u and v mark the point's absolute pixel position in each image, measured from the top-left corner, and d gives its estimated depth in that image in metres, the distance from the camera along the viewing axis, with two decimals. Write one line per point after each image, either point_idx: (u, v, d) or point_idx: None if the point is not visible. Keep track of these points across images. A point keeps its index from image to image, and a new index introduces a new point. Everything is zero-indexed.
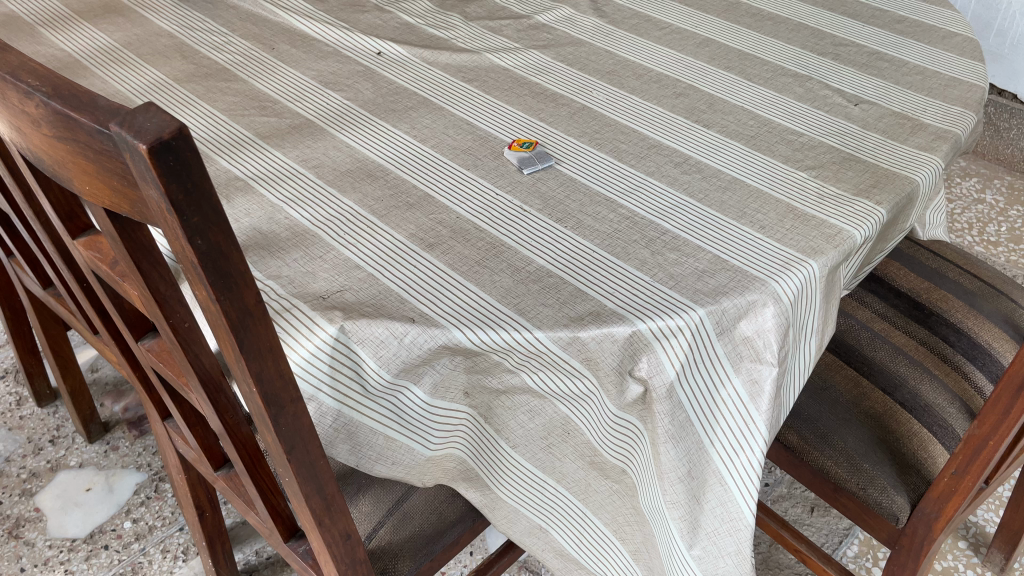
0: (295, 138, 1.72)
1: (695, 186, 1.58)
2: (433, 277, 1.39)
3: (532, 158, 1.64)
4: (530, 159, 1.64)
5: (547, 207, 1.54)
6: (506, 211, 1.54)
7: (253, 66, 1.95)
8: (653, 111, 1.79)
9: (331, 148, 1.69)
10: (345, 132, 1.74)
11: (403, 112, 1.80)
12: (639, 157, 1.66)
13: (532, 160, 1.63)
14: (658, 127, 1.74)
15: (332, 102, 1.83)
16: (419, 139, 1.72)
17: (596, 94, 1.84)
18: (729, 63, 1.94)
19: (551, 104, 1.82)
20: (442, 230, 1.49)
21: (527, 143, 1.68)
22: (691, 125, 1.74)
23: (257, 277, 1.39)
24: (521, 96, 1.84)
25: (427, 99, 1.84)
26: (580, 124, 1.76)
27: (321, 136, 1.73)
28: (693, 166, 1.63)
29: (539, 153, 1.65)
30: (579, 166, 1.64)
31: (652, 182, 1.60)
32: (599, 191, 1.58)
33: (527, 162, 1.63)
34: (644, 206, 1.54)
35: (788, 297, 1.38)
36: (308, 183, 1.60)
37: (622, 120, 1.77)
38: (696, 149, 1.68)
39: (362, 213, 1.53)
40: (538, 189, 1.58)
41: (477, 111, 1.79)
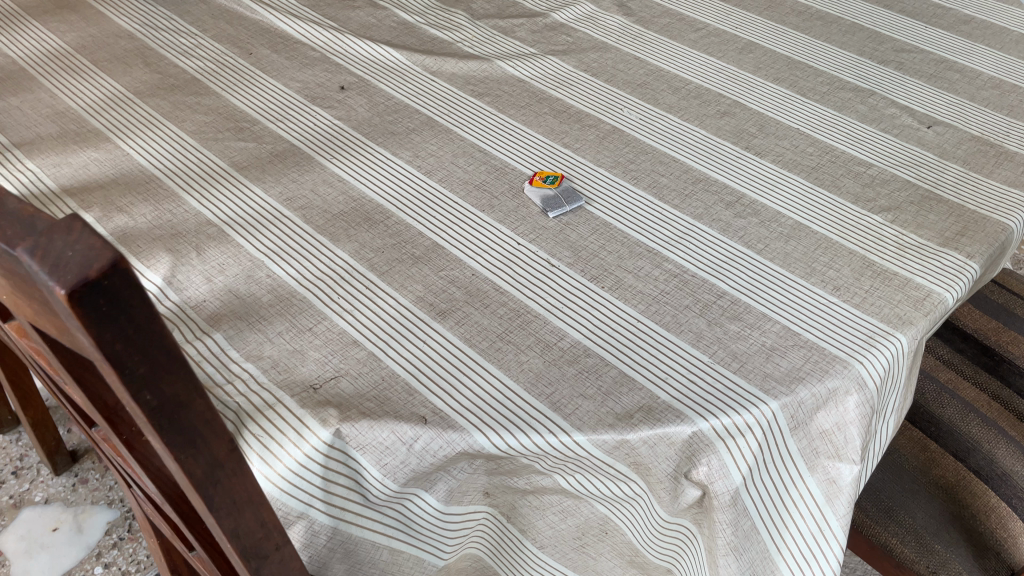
0: (278, 169, 1.47)
1: (751, 233, 1.35)
2: (447, 357, 1.16)
3: (558, 198, 1.39)
4: (553, 199, 1.39)
5: (579, 261, 1.30)
6: (530, 268, 1.30)
7: (228, 76, 1.69)
8: (695, 135, 1.54)
9: (321, 183, 1.44)
10: (337, 162, 1.49)
11: (404, 137, 1.54)
12: (683, 195, 1.42)
13: (558, 200, 1.39)
14: (703, 155, 1.50)
15: (320, 122, 1.57)
16: (424, 171, 1.47)
17: (627, 113, 1.59)
18: (777, 74, 1.69)
19: (576, 125, 1.56)
20: (456, 292, 1.25)
21: (552, 177, 1.43)
22: (741, 153, 1.50)
23: (234, 360, 1.15)
24: (540, 116, 1.59)
25: (432, 119, 1.58)
26: (611, 150, 1.51)
27: (308, 167, 1.48)
28: (746, 207, 1.39)
29: (567, 190, 1.41)
30: (614, 206, 1.39)
31: (701, 228, 1.35)
32: (639, 239, 1.34)
33: (550, 202, 1.38)
34: (694, 259, 1.30)
35: (874, 382, 1.15)
36: (294, 231, 1.35)
37: (659, 146, 1.52)
38: (749, 184, 1.43)
39: (360, 271, 1.28)
40: (566, 237, 1.34)
41: (491, 135, 1.54)
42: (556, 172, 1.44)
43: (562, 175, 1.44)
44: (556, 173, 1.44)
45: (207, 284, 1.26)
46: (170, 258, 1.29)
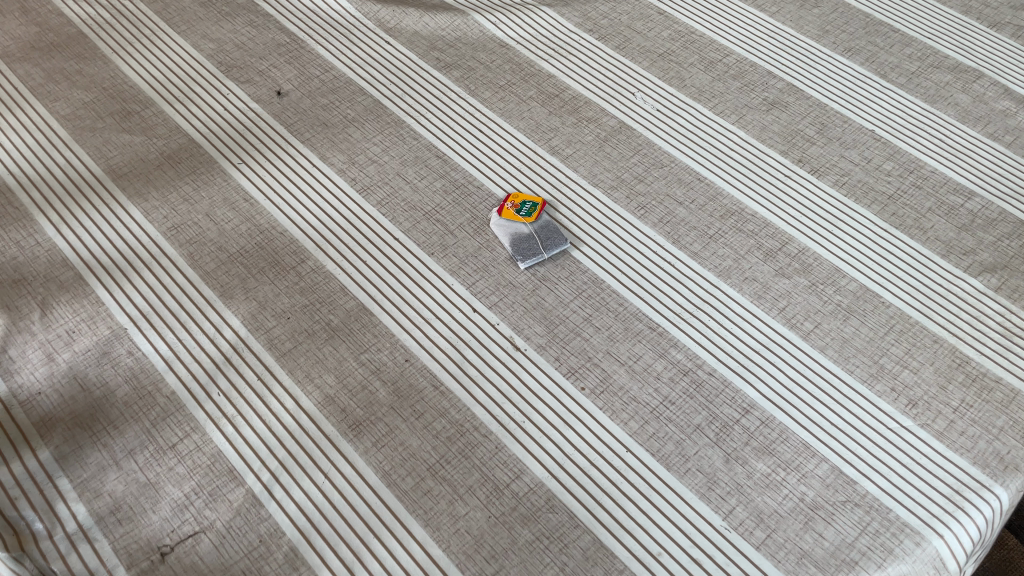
0: (169, 180, 1.11)
1: (796, 304, 0.97)
2: (354, 504, 0.83)
3: (533, 240, 1.02)
4: (528, 242, 1.02)
5: (553, 344, 0.95)
6: (486, 351, 0.94)
7: (123, 31, 1.30)
8: (731, 137, 1.14)
9: (221, 202, 1.08)
10: (246, 170, 1.12)
11: (339, 130, 1.16)
12: (705, 238, 1.03)
13: (532, 243, 1.02)
14: (738, 172, 1.10)
15: (232, 106, 1.19)
16: (359, 187, 1.10)
17: (639, 100, 1.18)
18: (849, 43, 1.25)
19: (570, 118, 1.17)
20: (380, 390, 0.91)
21: (530, 207, 1.06)
22: (791, 169, 1.10)
23: (62, 499, 0.83)
24: (523, 102, 1.19)
25: (379, 103, 1.19)
26: (613, 161, 1.11)
27: (207, 176, 1.11)
28: (792, 260, 1.01)
29: (546, 229, 1.04)
30: (609, 254, 1.02)
31: (729, 293, 0.98)
32: (640, 308, 0.97)
33: (522, 246, 1.02)
34: (714, 345, 0.94)
35: (958, 561, 0.81)
36: (176, 280, 1.01)
37: (680, 154, 1.12)
38: (799, 222, 1.05)
39: (253, 350, 0.95)
40: (540, 303, 0.98)
41: (455, 133, 1.16)
42: (536, 197, 1.07)
43: (544, 201, 1.07)
44: (536, 199, 1.07)
45: (46, 366, 0.93)
46: (3, 320, 0.96)
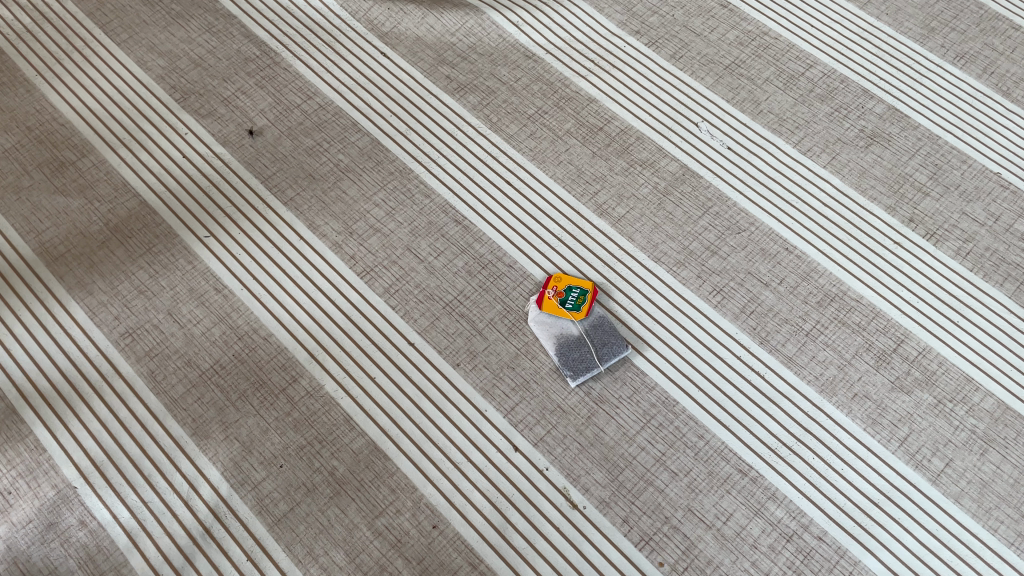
0: (118, 264, 0.88)
1: (920, 434, 0.78)
2: None
3: (584, 347, 0.81)
4: (578, 351, 0.81)
5: (618, 498, 0.75)
6: (534, 510, 0.75)
7: (46, 42, 1.02)
8: (823, 187, 0.91)
9: (187, 296, 0.86)
10: (216, 246, 0.89)
11: (329, 184, 0.92)
12: (800, 336, 0.82)
13: (583, 352, 0.81)
14: (836, 238, 0.88)
15: (193, 152, 0.95)
16: (360, 268, 0.87)
17: (705, 134, 0.95)
18: (960, 45, 1.00)
19: (620, 163, 0.93)
20: (404, 573, 0.72)
21: (578, 296, 0.83)
22: (900, 234, 0.88)
23: None
24: (558, 139, 0.95)
25: (378, 143, 0.95)
26: (678, 224, 0.89)
27: (166, 257, 0.88)
28: (910, 368, 0.81)
29: (598, 327, 0.82)
30: (681, 362, 0.81)
31: (836, 418, 0.78)
32: (725, 441, 0.77)
33: (571, 357, 0.80)
34: (821, 496, 0.75)
35: None
36: (136, 414, 0.80)
37: (761, 212, 0.90)
38: (916, 311, 0.84)
39: (240, 516, 0.75)
40: (598, 436, 0.78)
41: (477, 185, 0.92)
42: (584, 281, 0.84)
43: (594, 286, 0.84)
44: (584, 284, 0.84)
45: None
46: None
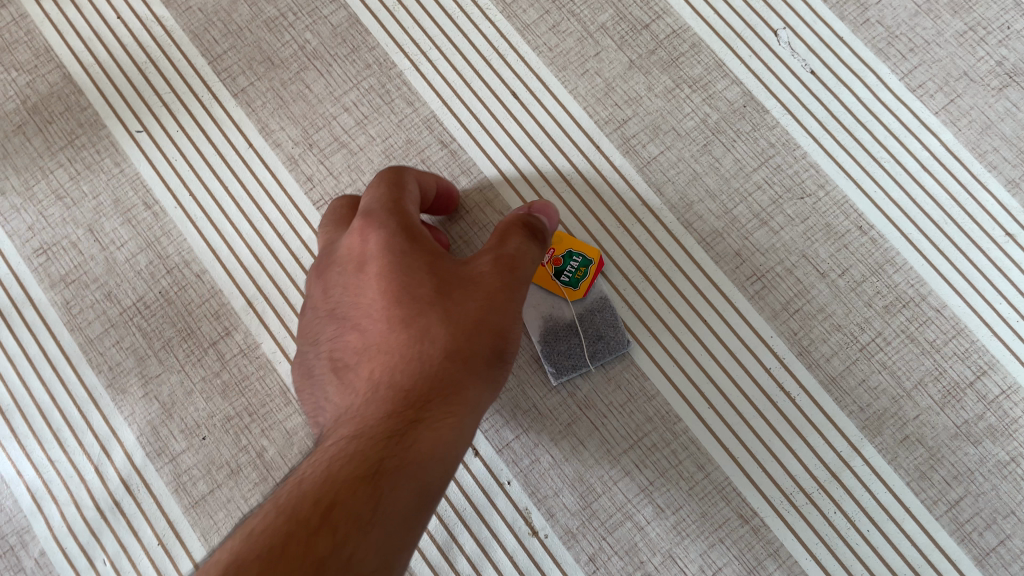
0: (36, 159, 0.73)
1: (978, 499, 0.62)
2: None
3: (572, 339, 0.65)
4: (565, 343, 0.65)
5: (588, 530, 0.63)
6: (486, 531, 0.63)
7: None
8: (929, 143, 0.68)
9: (111, 209, 0.71)
10: (149, 146, 0.73)
11: (290, 74, 0.73)
12: (852, 350, 0.65)
13: (571, 346, 0.65)
14: (930, 217, 0.67)
15: (129, 12, 0.76)
16: (317, 195, 0.71)
17: (785, 48, 0.71)
18: None
19: (663, 80, 0.71)
20: None
21: (578, 270, 0.66)
22: (1017, 222, 0.66)
23: None
24: (588, 38, 0.73)
25: (356, 20, 0.74)
26: (722, 178, 0.69)
27: (90, 155, 0.73)
28: (985, 412, 0.63)
29: (593, 315, 0.65)
30: (693, 367, 0.65)
31: (875, 466, 0.63)
32: (728, 477, 0.63)
33: (555, 353, 0.65)
34: (834, 561, 0.61)
35: None
36: (47, 354, 0.68)
37: (838, 170, 0.68)
38: (1013, 333, 0.64)
39: (154, 491, 0.65)
40: (575, 449, 0.64)
41: (474, 94, 0.72)
42: (589, 249, 0.66)
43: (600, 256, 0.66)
44: (589, 253, 0.66)
45: None
46: None
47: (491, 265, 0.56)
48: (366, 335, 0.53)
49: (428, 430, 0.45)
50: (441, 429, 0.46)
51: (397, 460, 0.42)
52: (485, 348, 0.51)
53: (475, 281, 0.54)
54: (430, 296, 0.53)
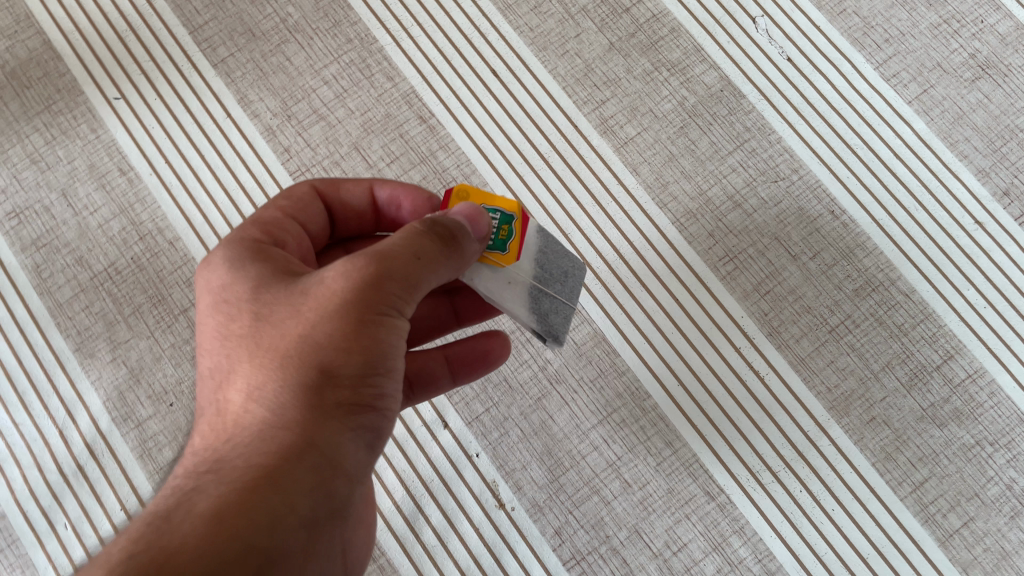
0: (11, 122, 0.73)
1: (942, 480, 0.62)
2: None
3: (546, 292, 0.47)
4: (543, 300, 0.47)
5: (555, 504, 0.63)
6: (452, 502, 0.63)
7: None
8: (901, 131, 0.69)
9: (86, 175, 0.71)
10: (126, 113, 0.72)
11: (271, 46, 0.73)
12: (822, 332, 0.65)
13: (557, 302, 0.47)
14: (901, 204, 0.68)
15: None
16: (295, 166, 0.71)
17: (762, 35, 0.72)
18: None
19: (641, 61, 0.72)
20: None
21: (498, 230, 0.47)
22: (985, 211, 0.67)
23: None
24: (569, 19, 0.73)
25: None
26: (698, 160, 0.69)
27: (65, 120, 0.72)
28: (951, 396, 0.64)
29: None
30: (663, 344, 0.65)
31: (841, 447, 0.63)
32: (696, 454, 0.63)
33: (554, 321, 0.47)
34: (799, 540, 0.61)
35: None
36: (14, 316, 0.68)
37: (811, 155, 0.69)
38: (980, 319, 0.65)
39: (119, 457, 0.65)
40: (544, 424, 0.65)
41: (454, 71, 0.72)
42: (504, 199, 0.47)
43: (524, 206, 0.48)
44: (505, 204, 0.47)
45: None
46: None
47: (329, 284, 0.40)
48: (212, 389, 0.42)
49: (222, 488, 0.38)
50: (236, 488, 0.38)
51: (173, 539, 0.36)
52: (327, 364, 0.39)
53: (312, 299, 0.40)
54: (252, 331, 0.41)
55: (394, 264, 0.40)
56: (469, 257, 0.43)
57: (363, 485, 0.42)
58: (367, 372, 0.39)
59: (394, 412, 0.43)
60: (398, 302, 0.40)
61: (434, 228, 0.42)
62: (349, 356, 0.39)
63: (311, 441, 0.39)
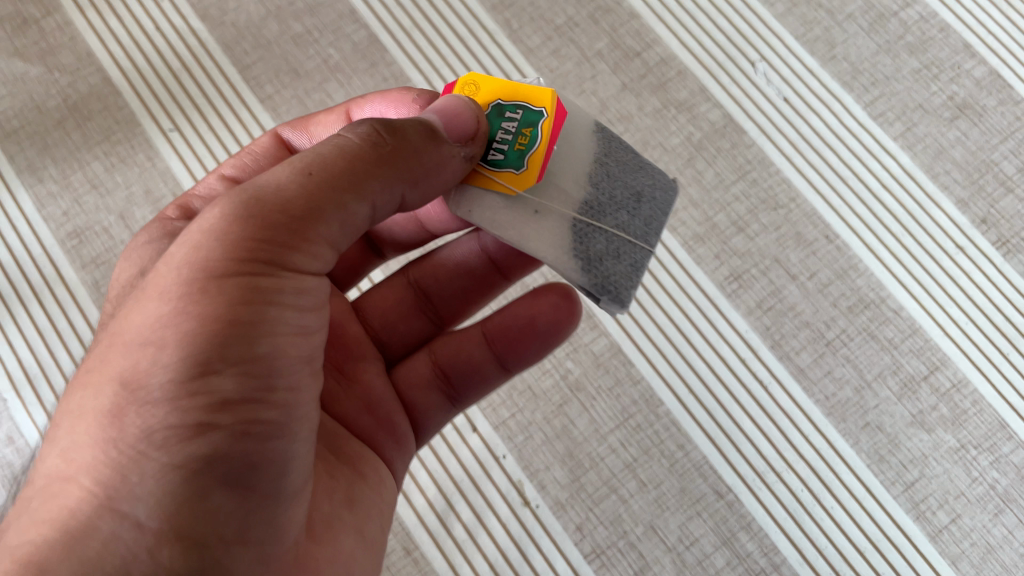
0: (74, 150, 0.79)
1: (931, 481, 0.67)
2: None
3: (598, 227, 0.40)
4: (595, 237, 0.40)
5: (576, 502, 0.68)
6: (481, 500, 0.68)
7: None
8: (888, 164, 0.76)
9: (142, 199, 0.77)
10: (179, 143, 0.79)
11: (314, 84, 0.80)
12: (819, 345, 0.71)
13: (614, 243, 0.40)
14: (889, 230, 0.74)
15: (167, 24, 0.83)
16: None
17: (761, 77, 0.79)
18: None
19: (651, 100, 0.79)
20: None
21: (520, 132, 0.41)
22: (965, 236, 0.74)
23: None
24: (585, 62, 0.81)
25: (375, 39, 0.82)
26: (704, 189, 0.76)
27: (124, 149, 0.79)
28: (938, 403, 0.69)
29: (605, 140, 0.43)
30: (674, 355, 0.71)
31: (838, 449, 0.69)
32: (706, 456, 0.69)
33: (607, 263, 0.40)
34: (801, 535, 0.67)
35: None
36: (75, 328, 0.73)
37: (807, 185, 0.76)
38: (963, 333, 0.71)
39: None
40: (566, 428, 0.70)
41: None
42: (537, 91, 0.41)
43: (556, 101, 0.42)
44: (537, 99, 0.41)
45: None
46: None
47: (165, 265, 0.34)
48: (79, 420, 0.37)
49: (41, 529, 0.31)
50: (51, 526, 0.31)
51: None
52: (149, 352, 0.32)
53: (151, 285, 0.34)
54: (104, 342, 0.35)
55: (225, 223, 0.33)
56: (411, 160, 0.37)
57: (257, 518, 0.33)
58: (191, 370, 0.31)
59: (282, 416, 0.33)
60: (236, 253, 0.33)
61: (322, 158, 0.35)
62: (166, 341, 0.31)
63: (128, 479, 0.31)
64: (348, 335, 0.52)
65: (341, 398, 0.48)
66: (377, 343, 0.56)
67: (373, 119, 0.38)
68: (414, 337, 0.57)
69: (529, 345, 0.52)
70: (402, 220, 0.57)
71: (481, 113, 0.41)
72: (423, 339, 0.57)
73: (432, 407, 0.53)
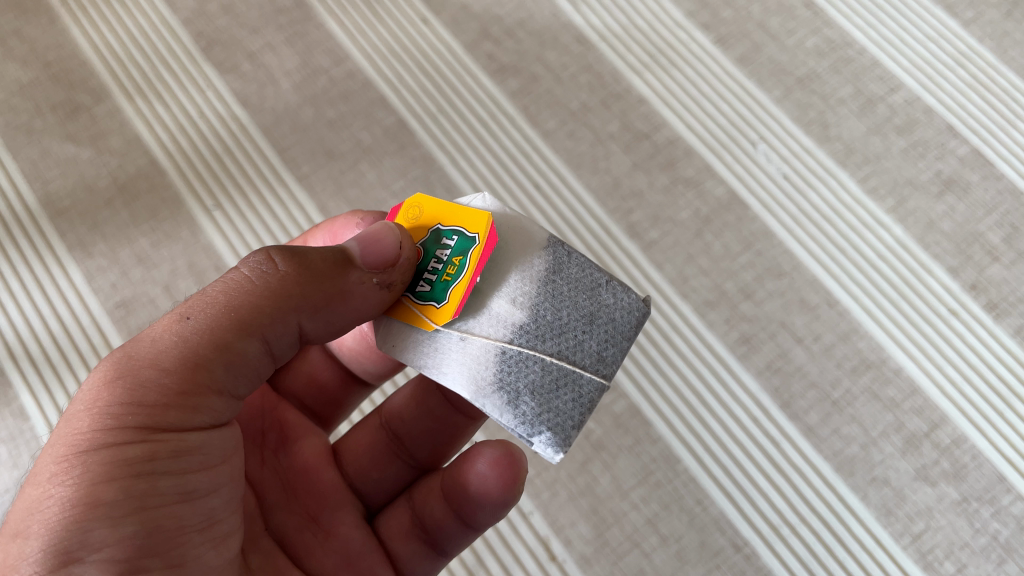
0: (123, 227, 0.84)
1: (936, 532, 0.71)
2: None
3: (533, 356, 0.41)
4: (528, 368, 0.41)
5: (600, 556, 0.71)
6: (509, 555, 0.72)
7: None
8: (883, 235, 0.82)
9: (186, 272, 0.82)
10: (221, 218, 0.84)
11: (347, 165, 0.87)
12: (826, 404, 0.76)
13: (550, 373, 0.41)
14: (887, 295, 0.80)
15: (210, 110, 0.90)
16: None
17: (762, 156, 0.86)
18: None
19: (661, 178, 0.85)
20: None
21: (451, 262, 0.43)
22: (957, 301, 0.79)
23: None
24: (599, 143, 0.87)
25: (404, 124, 0.88)
26: (713, 259, 0.82)
27: (170, 225, 0.84)
28: (940, 458, 0.73)
29: (558, 260, 0.44)
30: (690, 416, 0.76)
31: (848, 503, 0.72)
32: (723, 511, 0.72)
33: (530, 400, 0.41)
34: None
35: None
36: None
37: (808, 255, 0.82)
38: (960, 393, 0.76)
39: None
40: (589, 485, 0.74)
41: (503, 184, 0.85)
42: (473, 217, 0.43)
43: (491, 226, 0.43)
44: (473, 226, 0.43)
45: None
46: None
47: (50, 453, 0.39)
48: None
49: None
50: None
51: None
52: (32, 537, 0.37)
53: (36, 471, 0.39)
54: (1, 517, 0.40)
55: (97, 407, 0.39)
56: (305, 288, 0.43)
57: None
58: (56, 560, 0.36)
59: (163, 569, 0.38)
60: (104, 441, 0.38)
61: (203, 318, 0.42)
62: (40, 531, 0.36)
63: None
64: (323, 484, 0.55)
65: (317, 552, 0.51)
66: (356, 492, 0.58)
67: (272, 247, 0.44)
68: (393, 484, 0.59)
69: (477, 504, 0.52)
70: (365, 350, 0.60)
71: (412, 240, 0.44)
72: (402, 485, 0.59)
73: (413, 555, 0.55)
